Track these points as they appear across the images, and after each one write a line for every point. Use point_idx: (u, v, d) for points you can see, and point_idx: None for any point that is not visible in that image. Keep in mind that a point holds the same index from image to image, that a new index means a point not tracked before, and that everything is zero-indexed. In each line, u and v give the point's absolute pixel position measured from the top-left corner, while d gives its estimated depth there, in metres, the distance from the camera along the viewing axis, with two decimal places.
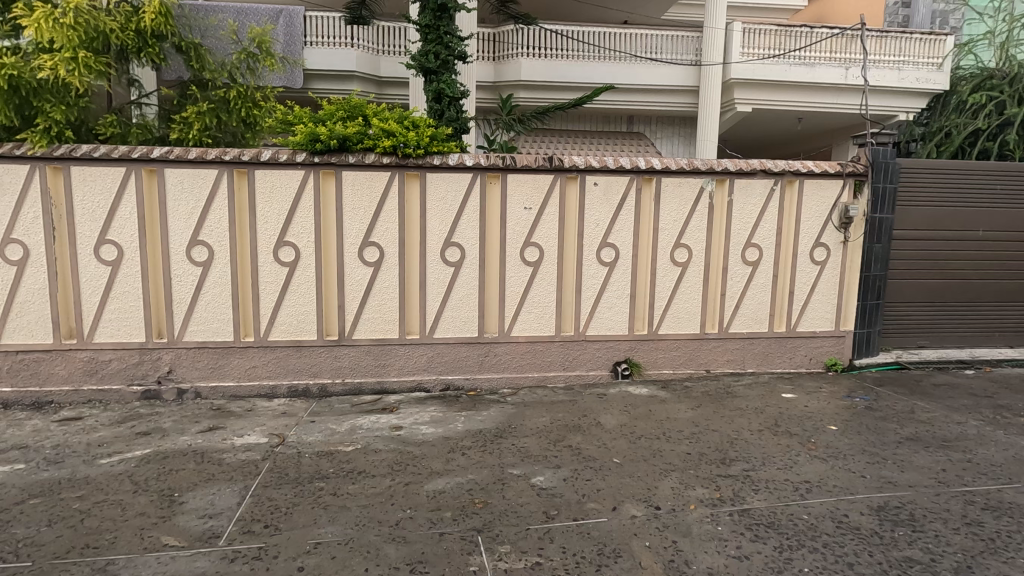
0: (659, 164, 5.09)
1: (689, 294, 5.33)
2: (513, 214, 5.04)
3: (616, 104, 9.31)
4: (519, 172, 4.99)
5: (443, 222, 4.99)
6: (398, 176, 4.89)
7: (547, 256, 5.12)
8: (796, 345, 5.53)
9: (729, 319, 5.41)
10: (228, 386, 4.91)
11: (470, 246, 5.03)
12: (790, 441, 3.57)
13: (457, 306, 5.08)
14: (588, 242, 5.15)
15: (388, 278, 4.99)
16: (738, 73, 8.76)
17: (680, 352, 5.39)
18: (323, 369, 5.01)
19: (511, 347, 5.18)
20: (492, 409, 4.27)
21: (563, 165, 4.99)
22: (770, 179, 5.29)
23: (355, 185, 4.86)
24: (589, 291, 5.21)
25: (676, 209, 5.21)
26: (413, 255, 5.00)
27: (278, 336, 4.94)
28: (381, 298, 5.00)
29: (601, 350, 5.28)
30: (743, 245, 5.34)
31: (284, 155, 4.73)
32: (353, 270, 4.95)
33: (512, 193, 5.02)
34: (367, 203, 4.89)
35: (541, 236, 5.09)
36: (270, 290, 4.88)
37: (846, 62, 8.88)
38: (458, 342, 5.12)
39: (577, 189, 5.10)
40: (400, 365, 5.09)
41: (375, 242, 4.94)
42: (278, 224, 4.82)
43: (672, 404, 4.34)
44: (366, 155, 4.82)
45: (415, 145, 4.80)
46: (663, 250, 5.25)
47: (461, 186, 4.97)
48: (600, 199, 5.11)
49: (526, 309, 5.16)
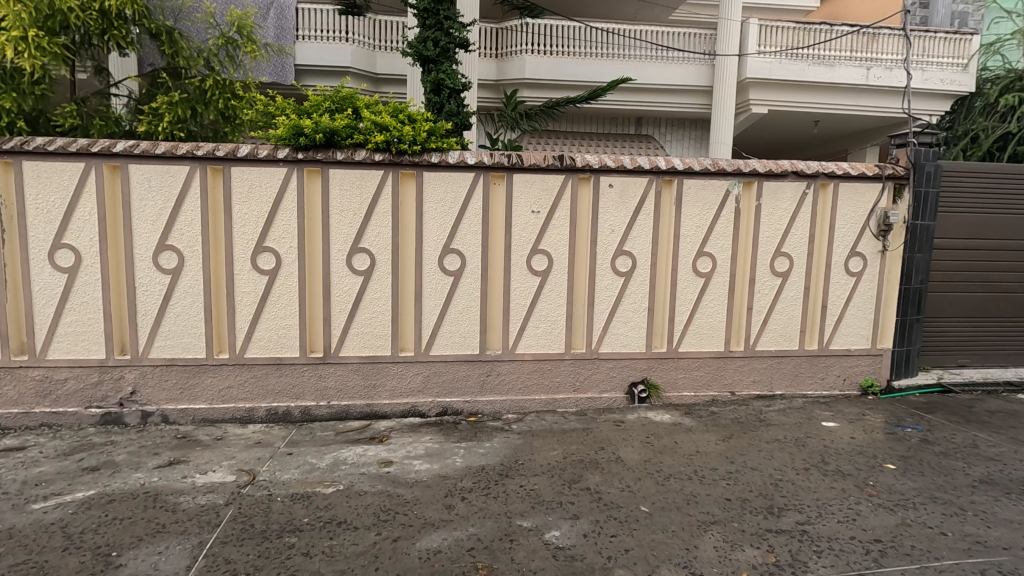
0: (681, 165, 4.61)
1: (712, 308, 4.84)
2: (520, 218, 4.54)
3: (624, 104, 8.85)
4: (527, 171, 4.50)
5: (442, 226, 4.48)
6: (392, 174, 4.39)
7: (557, 265, 4.62)
8: (828, 365, 5.04)
9: (757, 336, 4.91)
10: (198, 409, 4.38)
11: (471, 254, 4.53)
12: (844, 484, 3.06)
13: (456, 320, 4.58)
14: (603, 249, 4.65)
15: (380, 288, 4.48)
16: (754, 72, 8.31)
17: (702, 372, 4.89)
18: (306, 390, 4.50)
19: (516, 367, 4.67)
20: (496, 440, 3.75)
21: (576, 165, 4.49)
22: (802, 182, 4.81)
23: (344, 185, 4.36)
24: (603, 304, 4.71)
25: (700, 214, 4.72)
26: (408, 263, 4.50)
27: (255, 352, 4.42)
28: (372, 311, 4.49)
29: (615, 369, 4.78)
30: (772, 254, 4.85)
31: (264, 150, 4.23)
32: (341, 280, 4.44)
33: (518, 194, 4.52)
34: (357, 205, 4.39)
35: (550, 243, 4.59)
36: (247, 301, 4.37)
37: (867, 62, 8.45)
38: (457, 360, 4.61)
39: (590, 190, 4.60)
40: (393, 385, 4.58)
41: (365, 249, 4.43)
42: (257, 228, 4.31)
43: (700, 434, 3.83)
44: (356, 152, 4.33)
45: (410, 141, 4.32)
46: (684, 259, 4.75)
47: (462, 187, 4.47)
48: (615, 203, 4.62)
49: (533, 324, 4.65)
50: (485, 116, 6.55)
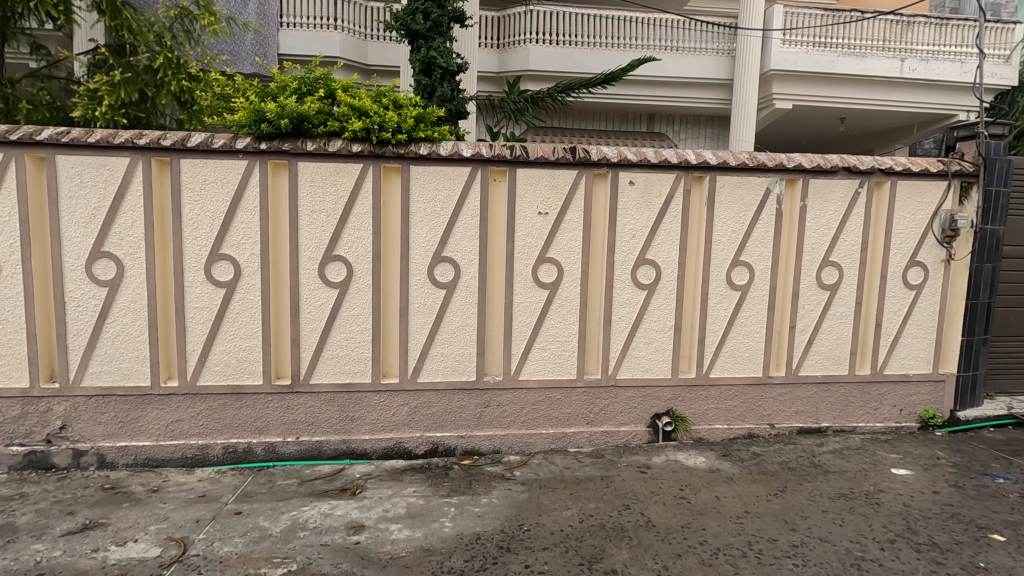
0: (714, 159, 3.92)
1: (748, 327, 4.15)
2: (524, 221, 3.85)
3: (636, 100, 8.17)
4: (533, 166, 3.81)
5: (432, 229, 3.79)
6: (373, 168, 3.70)
7: (568, 276, 3.93)
8: (882, 394, 4.33)
9: (800, 360, 4.21)
10: (142, 447, 3.69)
11: (466, 263, 3.83)
12: (949, 569, 2.35)
13: (449, 342, 3.88)
14: (621, 258, 3.95)
15: (359, 303, 3.78)
16: (778, 64, 7.64)
17: (736, 401, 4.19)
18: (271, 424, 3.80)
19: (519, 396, 3.97)
20: (495, 494, 3.04)
21: (590, 159, 3.81)
22: (854, 179, 4.11)
23: (316, 180, 3.67)
24: (622, 323, 4.01)
25: (735, 216, 4.03)
26: (393, 273, 3.81)
27: (210, 380, 3.72)
28: (348, 330, 3.80)
29: (635, 399, 4.08)
30: (818, 264, 4.15)
31: (220, 139, 3.54)
32: (313, 293, 3.75)
33: (521, 192, 3.83)
34: (331, 205, 3.70)
35: (559, 250, 3.90)
36: (199, 319, 3.67)
37: (900, 52, 7.78)
38: (450, 389, 3.91)
39: (607, 188, 3.90)
40: (375, 418, 3.88)
41: (341, 257, 3.74)
42: (211, 231, 3.62)
43: (745, 485, 3.12)
44: (331, 142, 3.66)
45: (394, 129, 3.65)
46: (716, 270, 4.06)
47: (457, 184, 3.78)
48: (636, 203, 3.92)
49: (540, 345, 3.96)
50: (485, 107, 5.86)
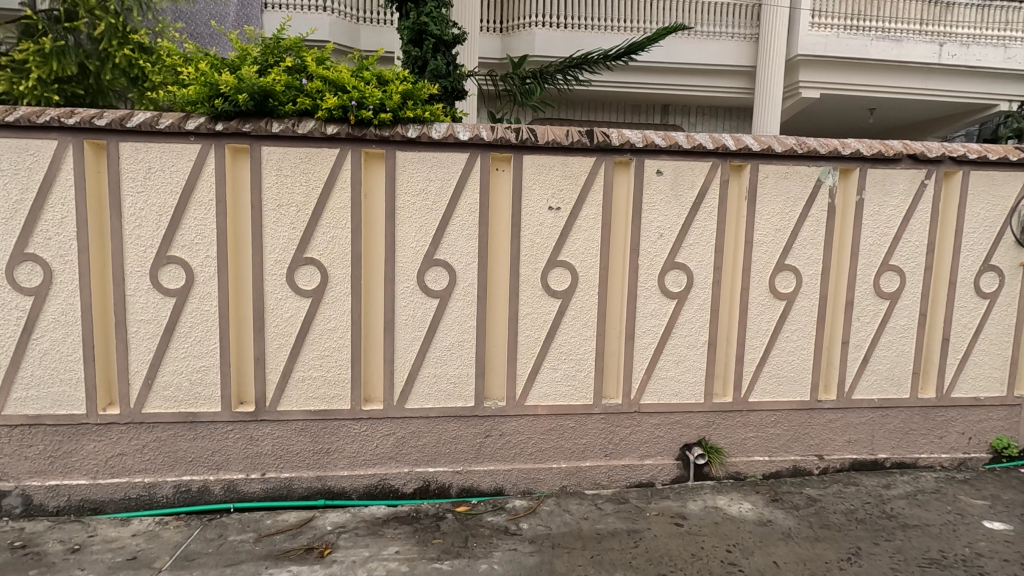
0: (757, 146, 3.31)
1: (794, 343, 3.54)
2: (531, 218, 3.24)
3: (649, 90, 7.55)
4: (543, 153, 3.21)
5: (423, 227, 3.19)
6: (352, 154, 3.10)
7: (584, 283, 3.32)
8: (948, 420, 3.72)
9: (854, 381, 3.59)
10: (76, 487, 3.10)
11: (462, 267, 3.23)
12: None
13: (444, 361, 3.28)
14: (646, 262, 3.35)
15: (335, 315, 3.18)
16: (806, 48, 7.02)
17: (779, 430, 3.59)
18: (232, 459, 3.21)
19: (525, 424, 3.37)
20: (499, 558, 2.45)
21: (611, 144, 3.20)
22: (920, 169, 3.49)
23: (284, 169, 3.08)
24: (646, 338, 3.40)
25: (780, 211, 3.42)
26: (376, 279, 3.22)
27: (158, 406, 3.13)
28: (323, 347, 3.20)
29: (661, 427, 3.49)
30: (877, 269, 3.53)
31: (167, 119, 2.94)
32: (280, 303, 3.15)
33: (528, 184, 3.22)
34: (301, 198, 3.10)
35: (573, 251, 3.29)
36: (144, 335, 3.07)
37: (940, 36, 7.15)
38: (444, 417, 3.31)
39: (630, 178, 3.31)
40: (355, 451, 3.29)
41: (313, 260, 3.13)
42: (157, 229, 3.02)
43: (808, 546, 2.52)
44: (301, 124, 3.05)
45: (376, 107, 3.04)
46: (758, 276, 3.45)
47: (452, 173, 3.17)
48: (664, 197, 3.32)
49: (551, 364, 3.35)
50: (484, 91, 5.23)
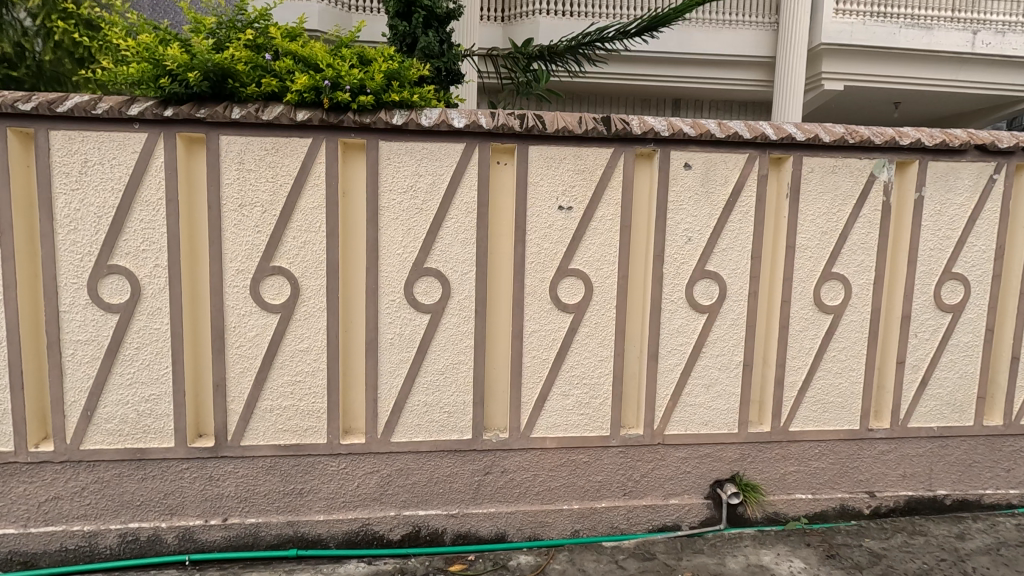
0: (802, 136, 2.83)
1: (842, 363, 3.05)
2: (538, 219, 2.77)
3: (660, 82, 7.07)
4: (552, 143, 2.74)
5: (411, 230, 2.72)
6: (328, 144, 2.63)
7: (599, 295, 2.85)
8: (1016, 451, 3.24)
9: (910, 407, 3.12)
10: (4, 537, 2.64)
11: (457, 278, 2.76)
12: None
13: (436, 387, 2.81)
14: (672, 270, 2.88)
15: (309, 334, 2.71)
16: (831, 36, 6.53)
17: (823, 463, 3.11)
18: (188, 502, 2.74)
19: (531, 460, 2.91)
20: None
21: (631, 133, 2.73)
22: (989, 162, 3.01)
23: (247, 162, 2.61)
24: (672, 360, 2.93)
25: (827, 211, 2.94)
26: (357, 291, 2.75)
27: (99, 443, 2.66)
28: (295, 372, 2.73)
29: (687, 461, 3.02)
30: (937, 278, 3.05)
31: (106, 102, 2.47)
32: (243, 320, 2.68)
33: (535, 179, 2.75)
34: (267, 197, 2.63)
35: (587, 259, 2.82)
36: (81, 358, 2.60)
37: (973, 23, 6.66)
38: (438, 451, 2.85)
39: (654, 173, 2.83)
40: (333, 492, 2.82)
41: (282, 270, 2.66)
42: (96, 234, 2.55)
43: None
44: (266, 109, 2.58)
45: (355, 88, 2.57)
46: (801, 286, 2.97)
47: (445, 167, 2.70)
48: (693, 195, 2.85)
49: (561, 391, 2.88)
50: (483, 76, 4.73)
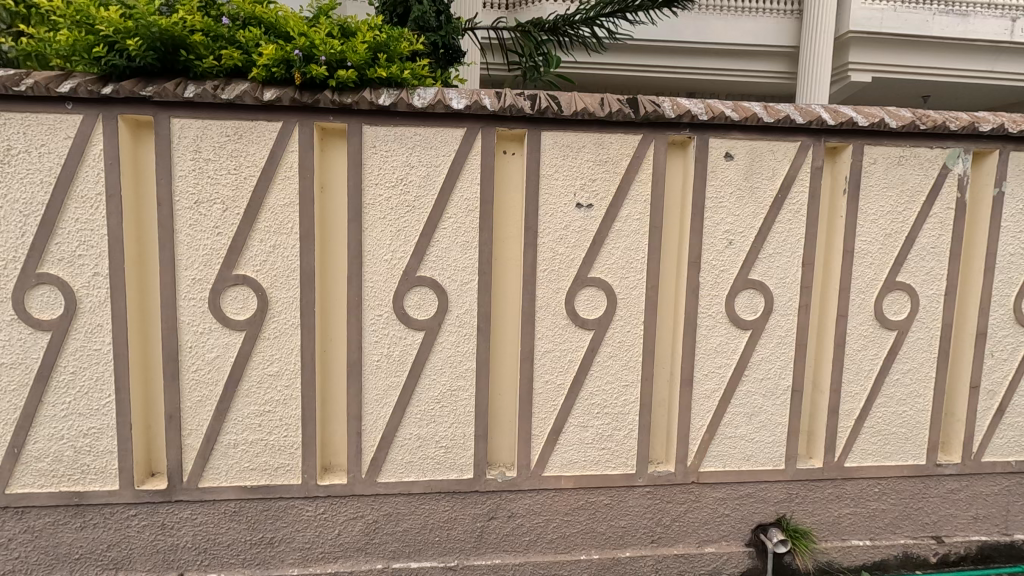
0: (865, 121, 2.39)
1: (906, 388, 2.61)
2: (552, 219, 2.33)
3: (671, 72, 6.63)
4: (569, 129, 2.30)
5: (401, 232, 2.28)
6: (301, 129, 2.19)
7: (624, 309, 2.41)
8: None
9: (985, 440, 2.67)
10: None
11: (456, 289, 2.33)
12: None
13: (431, 418, 2.38)
14: (709, 280, 2.45)
15: (278, 355, 2.28)
16: (859, 23, 6.07)
17: (883, 504, 2.67)
18: (138, 554, 2.32)
19: (543, 502, 2.48)
20: None
21: (664, 116, 2.29)
22: None
23: (203, 149, 2.17)
24: (708, 385, 2.51)
25: (891, 210, 2.50)
26: (338, 303, 2.32)
27: (30, 485, 2.23)
28: (264, 400, 2.30)
29: (726, 503, 2.59)
30: (1018, 288, 2.60)
31: (31, 77, 2.04)
32: (200, 339, 2.24)
33: (549, 171, 2.32)
34: (228, 191, 2.19)
35: (610, 266, 2.38)
36: (6, 385, 2.17)
37: (1011, 10, 6.18)
38: (434, 493, 2.42)
39: (689, 164, 2.40)
40: (309, 541, 2.40)
41: (247, 280, 2.23)
42: (21, 237, 2.11)
43: None
44: (226, 87, 2.15)
45: (333, 63, 2.14)
46: (859, 298, 2.53)
47: (442, 157, 2.27)
48: (734, 191, 2.42)
49: (579, 421, 2.45)
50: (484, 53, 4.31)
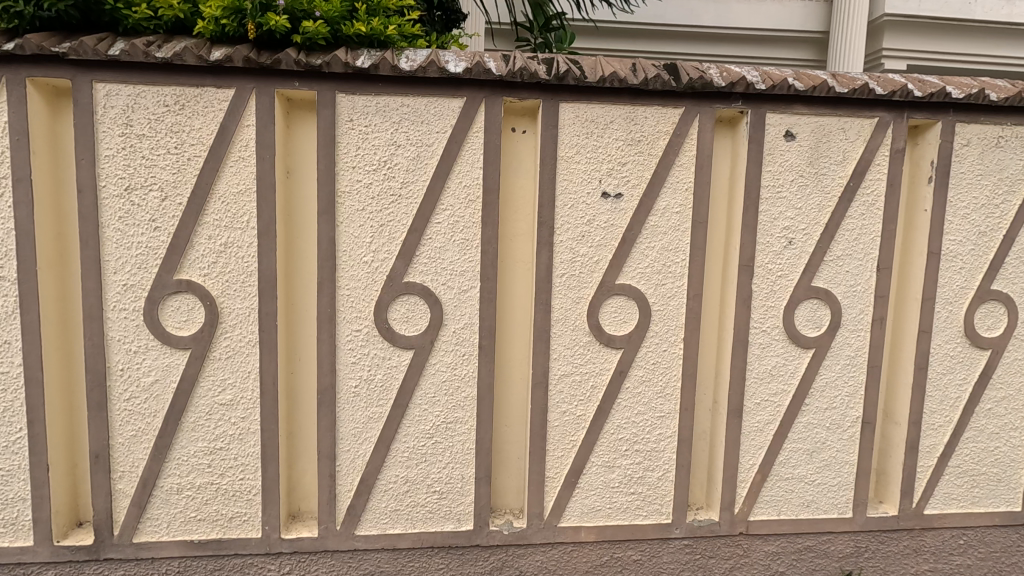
0: (958, 93, 1.94)
1: (1000, 420, 2.15)
2: (572, 212, 1.88)
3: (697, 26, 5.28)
4: (593, 100, 1.85)
5: (384, 228, 1.83)
6: (258, 97, 1.75)
7: (659, 324, 1.96)
8: None
9: None
10: None
11: (452, 299, 1.88)
12: None
13: (422, 457, 1.93)
14: (764, 288, 1.99)
15: (232, 380, 1.84)
16: None
17: (969, 560, 2.21)
18: None
19: (560, 558, 2.03)
20: None
21: (712, 84, 1.84)
22: None
23: (136, 122, 1.72)
24: (761, 416, 2.05)
25: (986, 201, 2.04)
26: (306, 316, 1.89)
27: None
28: (214, 435, 1.85)
29: (780, 558, 2.13)
30: None
31: None
32: (134, 360, 1.80)
33: (568, 152, 1.86)
34: (167, 176, 1.75)
35: (642, 270, 1.93)
36: None
37: None
38: (426, 548, 1.98)
39: (740, 145, 1.95)
40: None
41: (193, 286, 1.79)
42: None
43: None
44: (165, 44, 1.71)
45: (298, 13, 1.71)
46: (946, 311, 2.07)
47: (436, 135, 1.82)
48: (795, 178, 1.96)
49: (603, 460, 2.00)
50: (489, 31, 3.86)
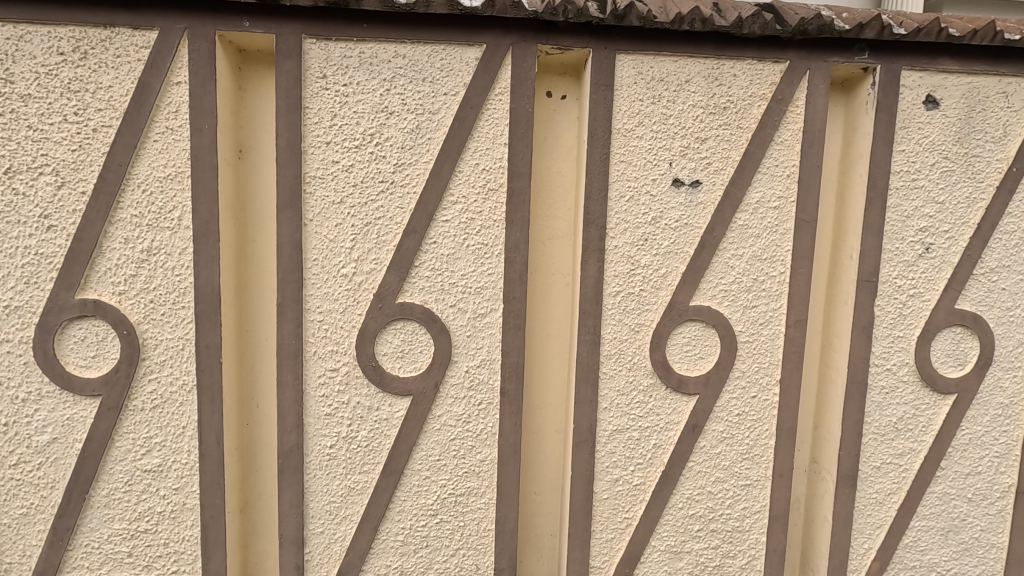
0: None
1: None
2: (631, 208, 1.36)
3: None
4: (663, 49, 1.32)
5: (370, 229, 1.32)
6: (191, 43, 1.23)
7: (748, 361, 1.43)
8: None
9: None
10: None
11: (464, 327, 1.36)
12: None
13: (423, 542, 1.41)
14: (891, 313, 1.46)
15: (159, 439, 1.33)
16: None
17: None
18: None
19: None
20: None
21: (833, 27, 1.30)
22: None
23: (19, 78, 1.21)
24: (881, 485, 1.52)
25: None
26: (266, 349, 1.39)
27: None
28: (136, 513, 1.34)
29: None
30: None
31: None
32: (21, 412, 1.29)
33: (627, 122, 1.34)
34: (65, 155, 1.24)
35: (725, 287, 1.40)
36: None
37: None
38: None
39: (861, 115, 1.41)
40: None
41: (102, 308, 1.28)
42: None
43: None
44: None
45: None
46: None
47: (442, 98, 1.30)
48: (938, 161, 1.42)
49: (668, 544, 1.47)
50: None
